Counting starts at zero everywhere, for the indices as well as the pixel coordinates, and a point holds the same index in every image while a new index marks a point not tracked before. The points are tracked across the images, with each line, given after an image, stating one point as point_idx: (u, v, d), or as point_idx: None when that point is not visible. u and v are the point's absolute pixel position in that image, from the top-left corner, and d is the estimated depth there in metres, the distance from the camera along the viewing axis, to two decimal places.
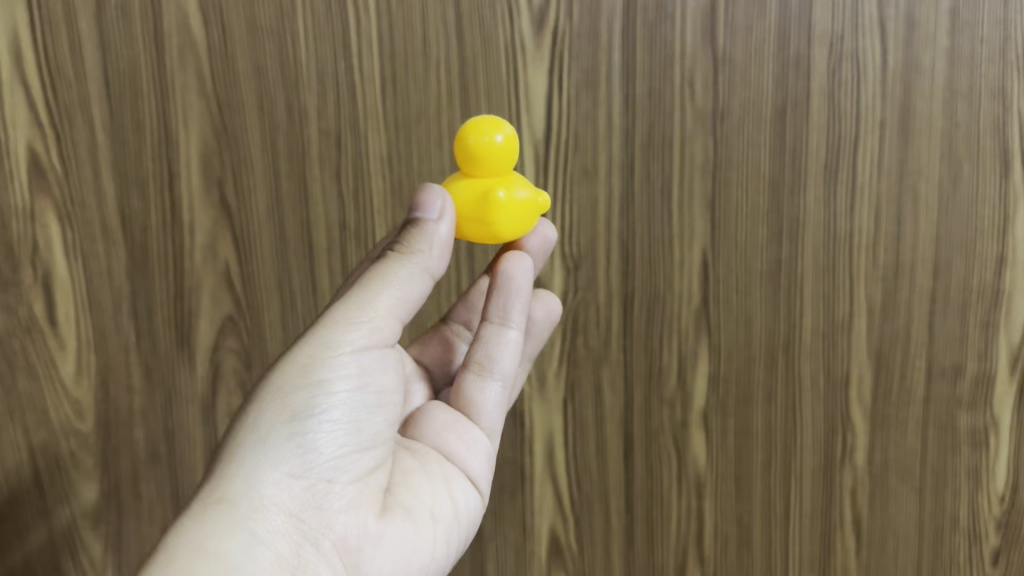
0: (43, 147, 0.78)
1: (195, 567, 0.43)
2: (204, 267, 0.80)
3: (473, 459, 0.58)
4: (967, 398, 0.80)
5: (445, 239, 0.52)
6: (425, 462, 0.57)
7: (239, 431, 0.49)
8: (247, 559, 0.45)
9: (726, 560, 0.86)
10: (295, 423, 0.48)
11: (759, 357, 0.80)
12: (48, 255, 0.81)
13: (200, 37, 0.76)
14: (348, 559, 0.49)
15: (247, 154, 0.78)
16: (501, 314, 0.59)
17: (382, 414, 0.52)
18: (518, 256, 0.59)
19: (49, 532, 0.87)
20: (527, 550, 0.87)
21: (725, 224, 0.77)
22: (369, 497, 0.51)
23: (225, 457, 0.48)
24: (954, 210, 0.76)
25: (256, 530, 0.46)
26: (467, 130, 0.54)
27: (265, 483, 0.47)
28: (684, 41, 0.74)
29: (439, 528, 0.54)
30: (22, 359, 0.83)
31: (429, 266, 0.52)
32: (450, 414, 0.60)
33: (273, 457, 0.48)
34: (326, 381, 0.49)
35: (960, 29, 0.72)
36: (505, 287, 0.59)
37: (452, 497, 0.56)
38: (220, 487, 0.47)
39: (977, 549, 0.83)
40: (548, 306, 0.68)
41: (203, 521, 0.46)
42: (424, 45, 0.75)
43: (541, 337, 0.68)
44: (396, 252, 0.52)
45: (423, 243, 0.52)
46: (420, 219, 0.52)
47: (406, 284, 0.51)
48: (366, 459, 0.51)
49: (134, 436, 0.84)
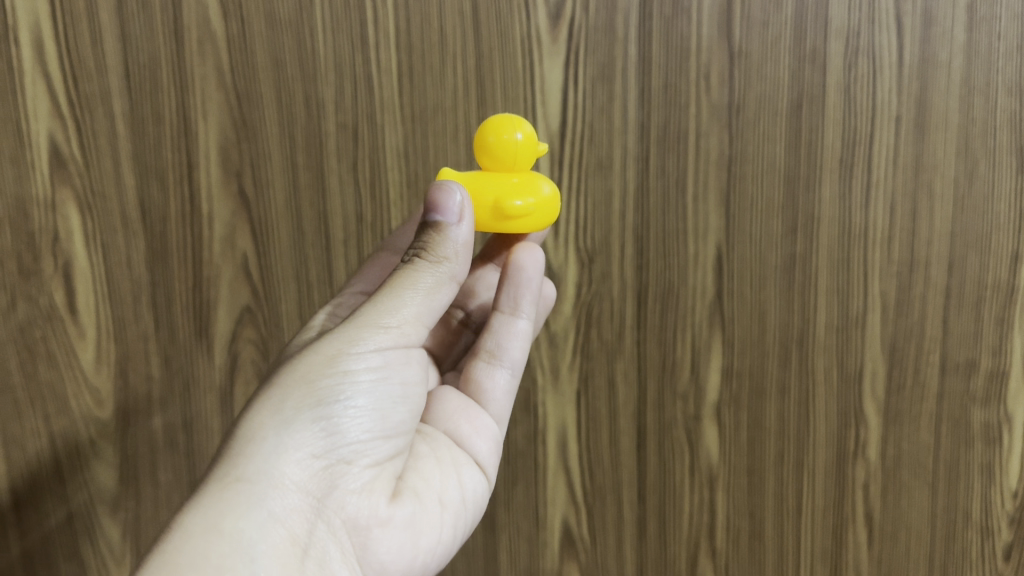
0: (64, 139, 0.79)
1: (210, 543, 0.44)
2: (223, 258, 0.81)
3: (481, 444, 0.61)
4: (980, 394, 0.80)
5: (466, 243, 0.53)
6: (437, 447, 0.58)
7: (261, 412, 0.49)
8: (262, 535, 0.46)
9: (737, 552, 0.86)
10: (320, 407, 0.49)
11: (773, 351, 0.81)
12: (69, 245, 0.82)
13: (220, 30, 0.76)
14: (358, 538, 0.50)
15: (266, 147, 0.79)
16: (512, 305, 0.64)
17: (406, 403, 0.53)
18: (528, 248, 0.64)
19: (67, 519, 0.88)
20: (540, 541, 0.87)
21: (740, 218, 0.78)
22: (384, 481, 0.52)
23: (246, 435, 0.48)
24: (970, 205, 0.76)
25: (273, 507, 0.46)
26: (490, 125, 0.57)
27: (285, 463, 0.48)
28: (700, 36, 0.74)
29: (447, 513, 0.56)
30: (43, 347, 0.84)
31: (454, 272, 0.53)
32: (461, 400, 0.63)
33: (296, 438, 0.48)
34: (352, 371, 0.50)
35: (977, 25, 0.72)
36: (516, 278, 0.64)
37: (460, 482, 0.58)
38: (240, 464, 0.47)
39: (989, 544, 0.83)
40: (547, 298, 0.71)
41: (223, 495, 0.46)
42: (441, 39, 0.76)
43: (539, 329, 0.72)
44: (422, 258, 0.52)
45: (447, 249, 0.52)
46: (439, 222, 0.52)
47: (431, 291, 0.52)
48: (387, 446, 0.52)
49: (153, 424, 0.85)
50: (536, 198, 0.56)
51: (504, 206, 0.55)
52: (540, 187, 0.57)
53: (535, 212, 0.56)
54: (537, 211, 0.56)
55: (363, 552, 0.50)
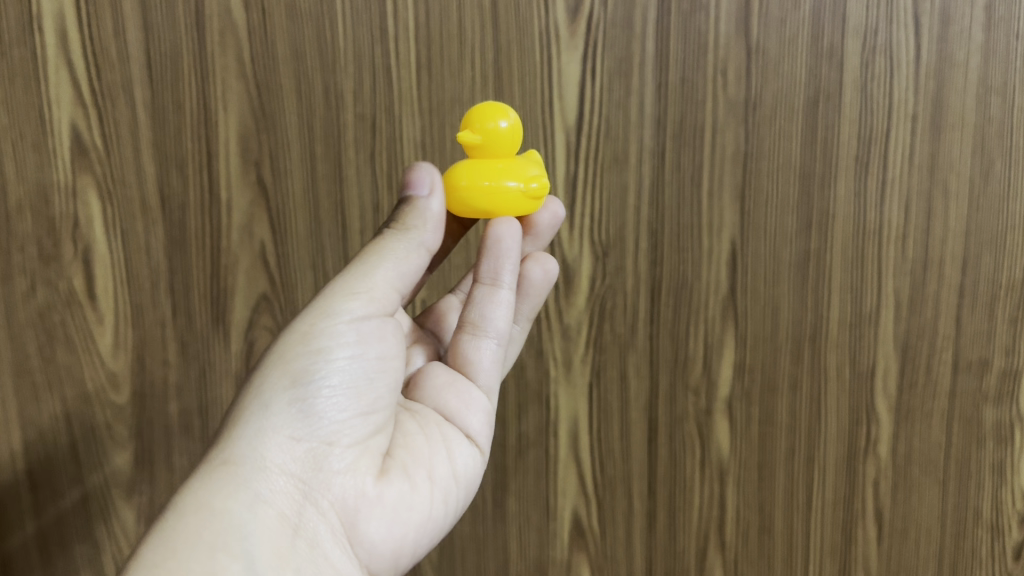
0: (86, 126, 0.80)
1: (201, 523, 0.45)
2: (241, 245, 0.82)
3: (472, 418, 0.60)
4: (992, 392, 0.80)
5: (438, 215, 0.55)
6: (425, 423, 0.59)
7: (244, 398, 0.50)
8: (251, 515, 0.47)
9: (746, 547, 0.87)
10: (297, 388, 0.50)
11: (785, 347, 0.81)
12: (88, 231, 0.83)
13: (241, 20, 0.77)
14: (347, 519, 0.51)
15: (284, 136, 0.79)
16: (493, 275, 0.61)
17: (385, 379, 0.54)
18: (506, 220, 0.60)
19: (82, 501, 0.89)
20: (549, 532, 0.88)
21: (755, 214, 0.78)
22: (369, 460, 0.53)
23: (230, 422, 0.50)
24: (985, 204, 0.77)
25: (259, 489, 0.48)
26: (473, 114, 0.56)
27: (267, 445, 0.49)
28: (718, 32, 0.74)
29: (436, 489, 0.56)
30: (61, 332, 0.85)
31: (425, 240, 0.55)
32: (449, 374, 0.62)
33: (275, 420, 0.50)
34: (328, 348, 0.51)
35: (995, 24, 0.73)
36: (495, 249, 0.60)
37: (451, 457, 0.58)
38: (226, 449, 0.49)
39: (998, 543, 0.84)
40: (545, 267, 0.66)
41: (210, 478, 0.48)
42: (460, 31, 0.76)
43: (539, 297, 0.68)
44: (392, 228, 0.54)
45: (416, 220, 0.54)
46: (410, 197, 0.55)
47: (403, 258, 0.54)
48: (369, 425, 0.53)
49: (169, 409, 0.86)
50: (523, 181, 0.55)
51: (498, 184, 0.54)
52: (524, 172, 0.56)
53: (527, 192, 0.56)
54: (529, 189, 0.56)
55: (353, 532, 0.51)
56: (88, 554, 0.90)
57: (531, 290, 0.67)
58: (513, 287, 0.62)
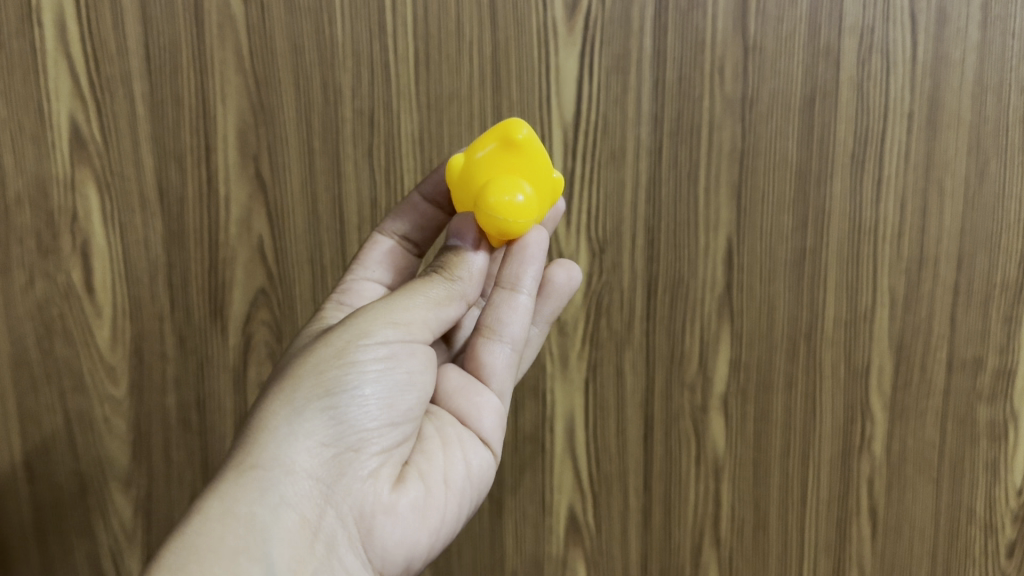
0: (85, 119, 0.81)
1: (227, 528, 0.47)
2: (239, 240, 0.82)
3: (485, 419, 0.61)
4: (987, 391, 0.81)
5: (481, 269, 0.59)
6: (441, 427, 0.60)
7: (275, 403, 0.51)
8: (273, 519, 0.48)
9: (741, 543, 0.87)
10: (329, 397, 0.51)
11: (781, 344, 0.81)
12: (87, 225, 0.83)
13: (240, 14, 0.77)
14: (364, 525, 0.51)
15: (283, 131, 0.80)
16: (513, 280, 0.61)
17: (413, 392, 0.54)
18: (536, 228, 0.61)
19: (80, 494, 0.89)
20: (545, 528, 0.88)
21: (751, 211, 0.78)
22: (390, 467, 0.54)
23: (260, 425, 0.51)
24: (980, 202, 0.77)
25: (284, 493, 0.48)
26: (492, 212, 0.56)
27: (296, 452, 0.50)
28: (715, 29, 0.75)
29: (451, 492, 0.57)
30: (59, 324, 0.85)
31: (467, 293, 0.58)
32: (463, 376, 0.63)
33: (305, 428, 0.50)
34: (361, 361, 0.52)
35: (991, 24, 0.73)
36: (520, 253, 0.61)
37: (465, 458, 0.59)
38: (255, 452, 0.50)
39: (992, 541, 0.84)
40: (569, 271, 0.70)
41: (237, 482, 0.49)
42: (458, 27, 0.76)
43: (561, 302, 0.71)
44: (440, 274, 0.57)
45: (463, 271, 0.58)
46: (457, 247, 0.58)
47: (445, 300, 0.56)
48: (393, 434, 0.53)
49: (167, 403, 0.86)
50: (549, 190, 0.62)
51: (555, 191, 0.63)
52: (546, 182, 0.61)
53: (536, 172, 0.59)
54: (530, 166, 0.59)
55: (370, 538, 0.52)
56: (85, 547, 0.91)
57: (554, 296, 0.69)
58: (532, 293, 0.62)
